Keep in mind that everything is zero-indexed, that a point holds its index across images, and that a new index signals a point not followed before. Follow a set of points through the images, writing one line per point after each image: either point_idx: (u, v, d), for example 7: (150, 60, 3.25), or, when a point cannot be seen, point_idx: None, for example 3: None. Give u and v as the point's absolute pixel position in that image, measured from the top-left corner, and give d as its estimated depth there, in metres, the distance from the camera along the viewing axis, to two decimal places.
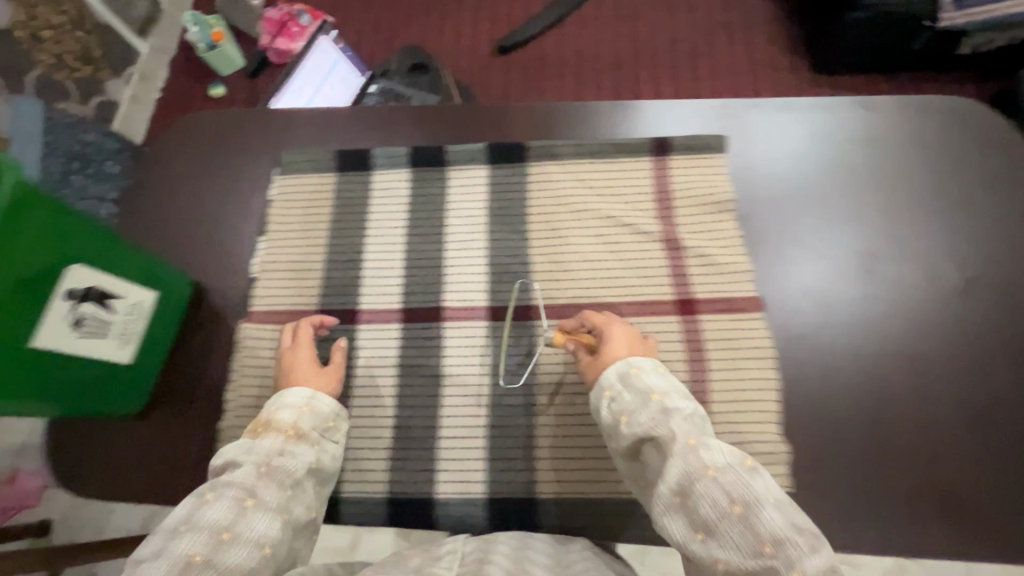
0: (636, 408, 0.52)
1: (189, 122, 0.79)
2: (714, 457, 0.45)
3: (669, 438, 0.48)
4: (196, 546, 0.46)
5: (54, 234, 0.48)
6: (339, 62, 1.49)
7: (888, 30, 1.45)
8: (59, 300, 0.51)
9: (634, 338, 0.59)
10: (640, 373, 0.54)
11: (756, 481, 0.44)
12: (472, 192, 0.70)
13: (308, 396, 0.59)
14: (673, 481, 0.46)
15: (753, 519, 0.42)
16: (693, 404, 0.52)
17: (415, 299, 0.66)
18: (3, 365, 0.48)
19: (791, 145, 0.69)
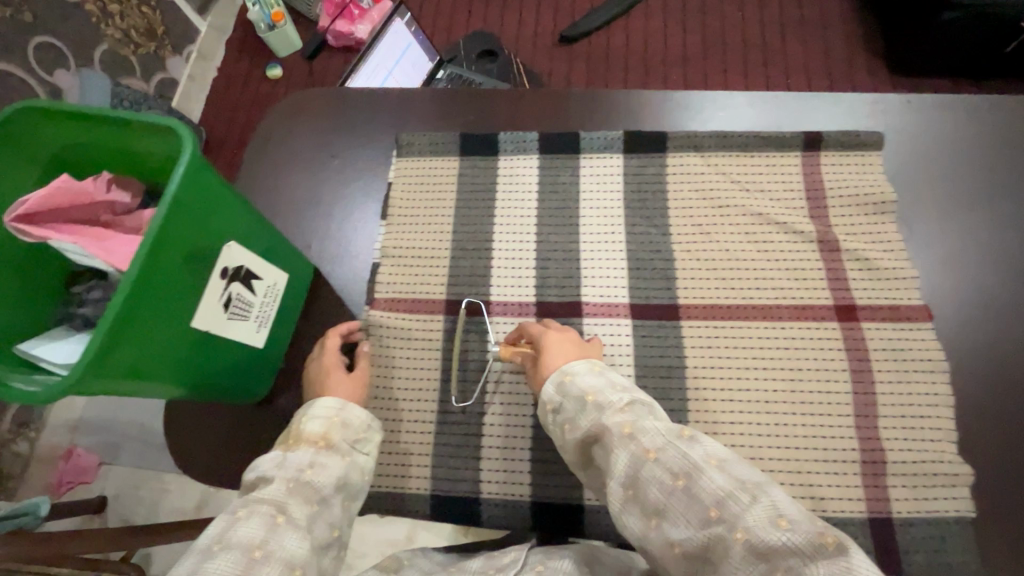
0: (573, 414, 0.49)
1: (298, 98, 0.75)
2: (651, 439, 0.43)
3: (605, 433, 0.46)
4: (226, 567, 0.39)
5: (215, 206, 0.47)
6: (408, 48, 1.31)
7: (985, 34, 1.28)
8: (216, 278, 0.49)
9: (573, 345, 0.54)
10: (571, 378, 0.50)
11: (690, 449, 0.42)
12: (607, 183, 0.67)
13: (336, 405, 0.53)
14: (620, 472, 0.43)
15: (694, 486, 0.40)
16: (632, 394, 0.48)
17: (550, 294, 0.63)
18: (170, 346, 0.45)
19: (955, 145, 0.64)
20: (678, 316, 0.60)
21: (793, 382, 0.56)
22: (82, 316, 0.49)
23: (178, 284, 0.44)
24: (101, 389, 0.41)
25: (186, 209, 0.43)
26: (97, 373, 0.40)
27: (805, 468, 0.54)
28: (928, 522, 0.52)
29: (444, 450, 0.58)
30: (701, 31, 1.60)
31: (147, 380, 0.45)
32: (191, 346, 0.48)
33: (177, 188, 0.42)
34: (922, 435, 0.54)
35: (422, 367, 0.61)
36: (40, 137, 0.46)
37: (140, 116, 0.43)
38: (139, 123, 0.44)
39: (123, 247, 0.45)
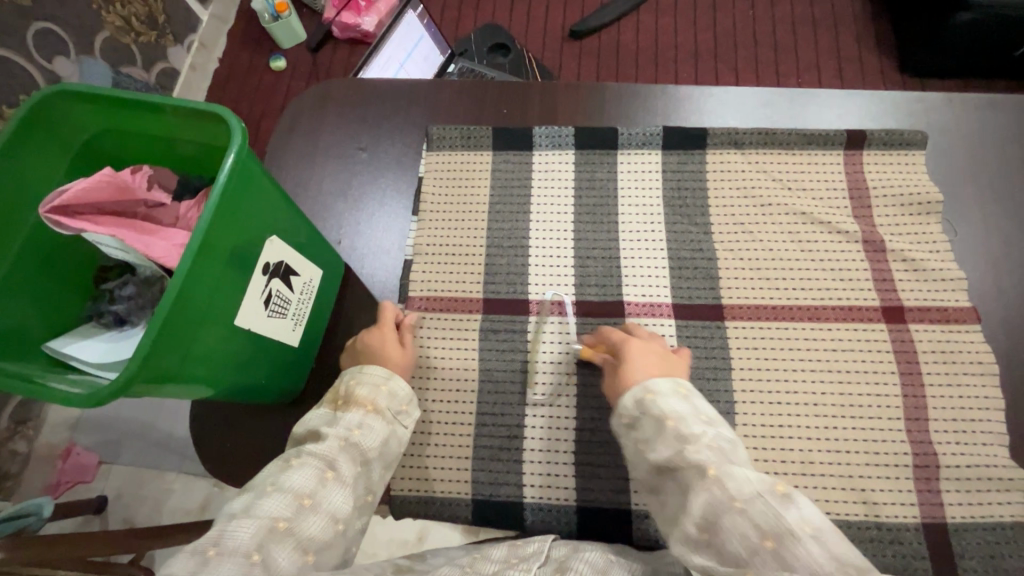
0: (651, 440, 0.46)
1: (325, 93, 0.73)
2: (740, 486, 0.40)
3: (682, 469, 0.43)
4: (279, 509, 0.44)
5: (257, 197, 0.46)
6: (422, 40, 1.28)
7: (997, 35, 1.27)
8: (258, 274, 0.48)
9: (656, 356, 0.52)
10: (655, 397, 0.47)
11: (787, 512, 0.38)
12: (646, 179, 0.65)
13: (385, 374, 0.54)
14: (696, 514, 0.41)
15: (785, 553, 0.37)
16: (718, 429, 0.45)
17: (590, 293, 0.61)
18: (212, 342, 0.45)
19: (993, 148, 0.64)
20: (723, 317, 0.59)
21: (840, 384, 0.55)
22: (114, 313, 0.47)
23: (223, 280, 0.43)
24: (146, 387, 0.40)
25: (230, 200, 0.42)
26: (144, 370, 0.39)
27: (856, 472, 0.53)
28: (982, 526, 0.51)
29: (483, 453, 0.57)
30: (714, 28, 1.59)
31: (189, 376, 0.44)
32: (232, 343, 0.47)
33: (226, 181, 0.41)
34: (973, 439, 0.53)
35: (458, 368, 0.59)
36: (84, 121, 0.46)
37: (185, 104, 0.42)
38: (183, 111, 0.43)
39: (160, 242, 0.43)
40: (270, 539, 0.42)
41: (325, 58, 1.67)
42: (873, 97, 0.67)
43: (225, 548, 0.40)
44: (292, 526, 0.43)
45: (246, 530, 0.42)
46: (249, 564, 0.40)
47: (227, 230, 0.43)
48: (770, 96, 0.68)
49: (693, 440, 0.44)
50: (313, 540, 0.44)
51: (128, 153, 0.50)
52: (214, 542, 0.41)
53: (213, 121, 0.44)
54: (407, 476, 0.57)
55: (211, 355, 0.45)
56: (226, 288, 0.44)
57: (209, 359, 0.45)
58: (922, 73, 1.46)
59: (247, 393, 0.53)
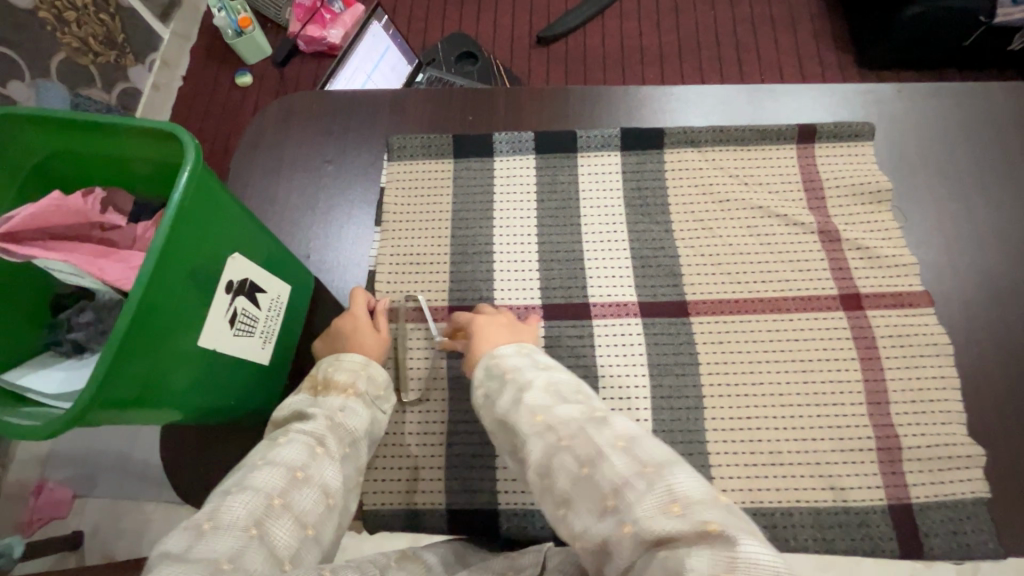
0: (496, 395, 0.47)
1: (286, 109, 0.73)
2: (563, 424, 0.41)
3: (581, 425, 0.41)
4: (272, 484, 0.43)
5: (217, 214, 0.44)
6: (388, 51, 1.28)
7: (946, 26, 1.32)
8: (222, 293, 0.46)
9: (502, 327, 0.54)
10: (497, 360, 0.50)
11: (598, 434, 0.40)
12: (606, 180, 0.66)
13: (362, 359, 0.55)
14: (591, 461, 0.38)
15: (597, 478, 0.37)
16: (552, 377, 0.47)
17: (557, 295, 0.61)
18: (176, 366, 0.43)
19: (936, 137, 0.66)
20: (688, 313, 0.59)
21: (805, 372, 0.56)
22: (72, 341, 0.46)
23: (183, 302, 0.42)
24: (106, 416, 0.39)
25: (186, 219, 0.41)
26: (102, 398, 0.37)
27: (824, 458, 0.54)
28: (947, 505, 0.52)
29: (458, 461, 0.56)
30: (676, 30, 1.62)
31: (152, 403, 0.42)
32: (195, 366, 0.45)
33: (181, 200, 0.40)
34: (933, 419, 0.55)
35: (431, 377, 0.59)
36: (28, 144, 0.43)
37: (135, 122, 0.41)
38: (132, 130, 0.42)
39: (117, 266, 0.42)
40: (266, 515, 0.41)
41: (291, 72, 1.65)
42: (823, 91, 0.69)
43: (221, 522, 0.40)
44: (285, 500, 0.43)
45: (242, 505, 0.41)
46: (247, 537, 0.39)
47: (184, 249, 0.41)
48: (727, 93, 0.70)
49: (593, 402, 0.42)
50: (308, 513, 0.44)
51: (79, 175, 0.47)
52: (208, 516, 0.40)
53: (166, 140, 0.42)
54: (380, 489, 0.56)
55: (177, 379, 0.44)
56: (186, 309, 0.42)
57: (173, 384, 0.44)
58: (880, 66, 1.50)
59: (215, 415, 0.51)
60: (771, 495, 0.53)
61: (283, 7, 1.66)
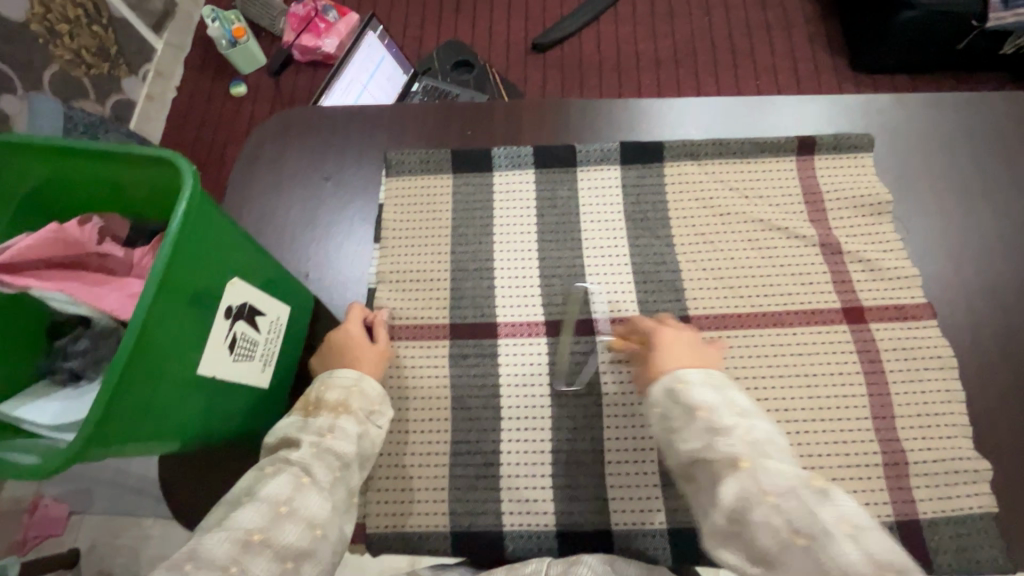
0: (678, 427, 0.45)
1: (283, 124, 0.72)
2: (773, 480, 0.39)
3: (715, 462, 0.42)
4: (254, 520, 0.42)
5: (216, 239, 0.44)
6: (383, 60, 1.28)
7: (939, 30, 1.33)
8: (220, 318, 0.46)
9: (690, 348, 0.51)
10: (682, 387, 0.47)
11: (823, 509, 0.37)
12: (606, 194, 0.65)
13: (354, 376, 0.54)
14: (726, 506, 0.40)
15: (821, 549, 0.35)
16: (752, 422, 0.44)
17: (559, 312, 0.61)
18: (175, 395, 0.42)
19: (935, 146, 0.66)
20: (691, 328, 0.59)
21: (809, 387, 0.56)
22: (68, 369, 0.45)
23: (183, 330, 0.41)
24: (103, 451, 0.38)
25: (185, 246, 0.40)
26: (101, 432, 0.36)
27: (830, 475, 0.53)
28: (954, 520, 0.52)
29: (461, 483, 0.55)
30: (671, 36, 1.62)
31: (152, 433, 0.42)
32: (195, 394, 0.45)
33: (178, 229, 0.39)
34: (939, 433, 0.54)
35: (432, 397, 0.58)
36: (24, 173, 0.42)
37: (134, 150, 0.40)
38: (131, 157, 0.41)
39: (114, 294, 0.41)
40: (246, 552, 0.40)
41: (286, 82, 1.65)
42: (821, 101, 0.69)
43: (201, 562, 0.38)
44: (267, 536, 0.41)
45: (220, 543, 0.39)
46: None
47: (183, 277, 0.41)
48: (726, 105, 0.69)
49: (725, 432, 0.43)
50: (292, 547, 0.42)
51: (77, 202, 0.47)
52: (188, 556, 0.38)
53: (164, 166, 0.41)
54: (388, 512, 0.55)
55: (176, 409, 0.43)
56: (185, 337, 0.42)
57: (173, 413, 0.43)
58: (874, 70, 1.51)
59: (215, 440, 0.51)
60: None
61: (276, 17, 1.65)
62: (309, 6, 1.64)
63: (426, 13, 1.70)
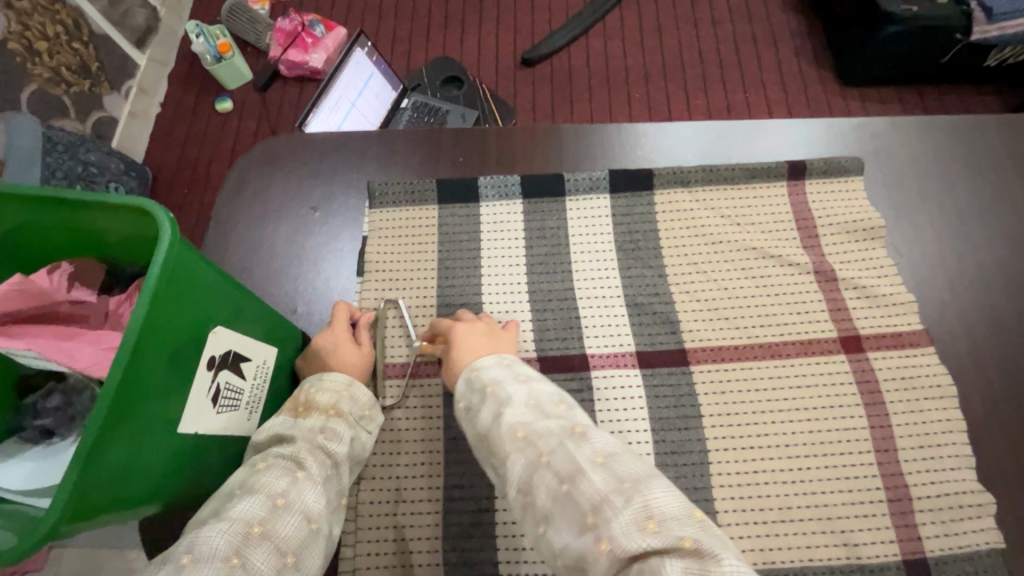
0: (477, 409, 0.49)
1: (266, 153, 0.70)
2: (548, 441, 0.44)
3: (501, 433, 0.46)
4: (252, 512, 0.41)
5: (195, 287, 0.41)
6: (371, 77, 1.26)
7: (923, 43, 1.34)
8: (203, 369, 0.44)
9: (480, 335, 0.55)
10: (477, 373, 0.51)
11: (575, 448, 0.43)
12: (596, 223, 0.64)
13: (345, 381, 0.53)
14: (516, 479, 0.44)
15: (579, 496, 0.41)
16: (531, 387, 0.49)
17: (551, 346, 0.59)
18: (156, 456, 0.40)
19: (925, 171, 0.66)
20: (687, 361, 0.58)
21: (810, 421, 0.55)
22: (39, 427, 0.42)
23: (162, 387, 0.39)
24: (80, 525, 0.35)
25: (164, 298, 0.38)
26: (77, 506, 0.34)
27: (835, 514, 0.52)
28: (963, 558, 0.50)
29: (455, 529, 0.53)
30: (660, 49, 1.63)
31: (132, 499, 0.39)
32: (178, 452, 0.42)
33: (156, 285, 0.37)
34: (942, 465, 0.53)
35: (424, 439, 0.56)
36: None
37: (105, 199, 0.38)
38: (105, 205, 0.39)
39: (85, 348, 0.39)
40: (246, 543, 0.39)
41: (272, 98, 1.62)
42: (812, 126, 0.69)
43: (200, 554, 0.38)
44: (264, 529, 0.41)
45: (219, 535, 0.39)
46: (229, 568, 0.38)
47: (163, 329, 0.38)
48: (718, 129, 0.69)
49: (507, 400, 0.48)
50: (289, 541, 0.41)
51: (44, 250, 0.44)
52: (187, 548, 0.38)
53: (139, 214, 0.39)
54: (377, 564, 0.53)
55: (154, 470, 0.40)
56: (166, 392, 0.39)
57: (154, 475, 0.40)
58: (860, 83, 1.52)
59: (196, 496, 0.48)
60: (785, 556, 0.51)
61: (261, 33, 1.63)
62: (295, 22, 1.62)
63: (414, 28, 1.69)
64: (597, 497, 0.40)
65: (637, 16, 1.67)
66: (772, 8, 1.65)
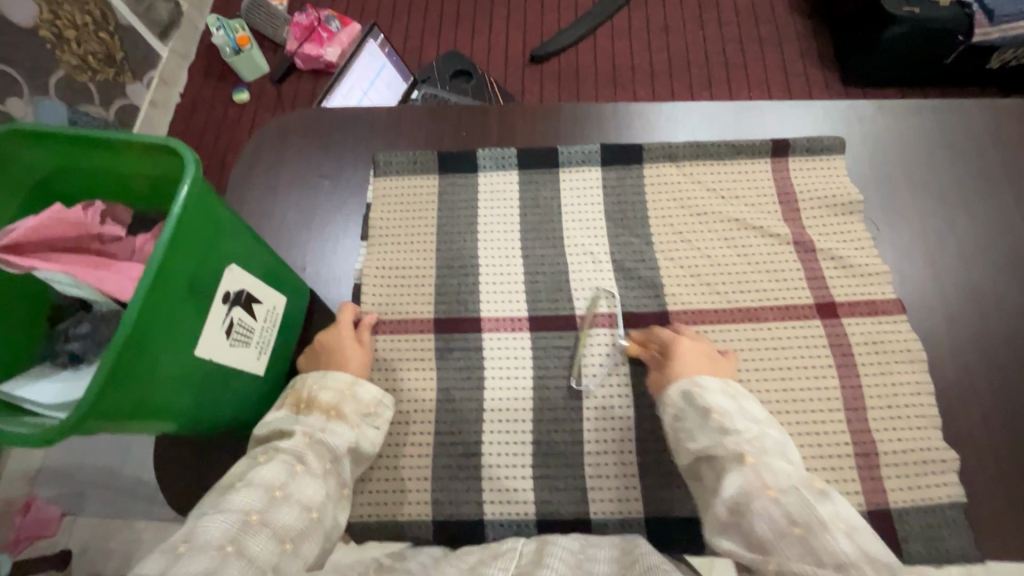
0: (693, 428, 0.49)
1: (281, 127, 0.75)
2: (776, 477, 0.44)
3: (722, 455, 0.47)
4: (271, 479, 0.46)
5: (215, 226, 0.46)
6: (384, 68, 1.31)
7: (926, 44, 1.36)
8: (218, 303, 0.48)
9: (702, 356, 0.55)
10: (702, 392, 0.50)
11: (821, 506, 0.42)
12: (587, 195, 0.67)
13: (347, 380, 0.56)
14: (726, 498, 0.44)
15: (813, 538, 0.41)
16: (765, 429, 0.48)
17: (541, 306, 0.63)
18: (174, 375, 0.44)
19: (905, 153, 0.69)
20: (669, 323, 0.61)
21: (784, 380, 0.58)
22: (69, 351, 0.47)
23: (183, 312, 0.43)
24: (103, 424, 0.40)
25: (187, 229, 0.42)
26: (102, 404, 0.38)
27: (804, 465, 0.55)
28: (923, 509, 0.53)
29: (444, 472, 0.57)
30: (666, 49, 1.66)
31: (151, 411, 0.43)
32: (194, 375, 0.46)
33: (181, 213, 0.41)
34: (909, 424, 0.56)
35: (417, 388, 0.60)
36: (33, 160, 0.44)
37: (139, 137, 0.42)
38: (138, 144, 0.43)
39: (115, 276, 0.43)
40: (243, 531, 0.42)
41: (288, 89, 1.68)
42: (799, 108, 0.72)
43: (195, 544, 0.40)
44: (263, 518, 0.44)
45: (217, 526, 0.42)
46: (222, 555, 0.40)
47: (185, 259, 0.43)
48: (710, 110, 0.72)
49: (735, 432, 0.47)
50: (289, 529, 0.44)
51: (82, 191, 0.49)
52: (184, 539, 0.41)
53: (167, 153, 0.43)
54: (370, 501, 0.57)
55: (170, 388, 0.44)
56: (187, 318, 0.44)
57: (172, 393, 0.45)
58: (863, 85, 1.55)
59: (206, 425, 0.52)
60: None
61: (279, 26, 1.69)
62: (312, 16, 1.68)
63: (426, 24, 1.74)
64: (833, 557, 0.39)
65: (645, 15, 1.71)
66: (779, 9, 1.68)
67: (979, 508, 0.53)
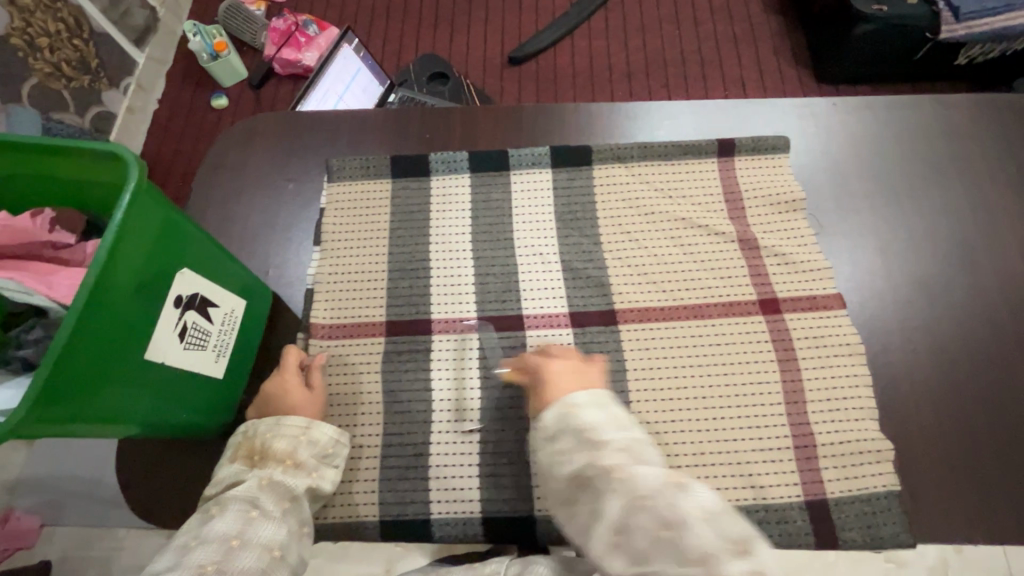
0: (568, 451, 0.45)
1: (239, 134, 0.75)
2: (645, 485, 0.40)
3: (592, 477, 0.43)
4: (228, 527, 0.46)
5: (163, 230, 0.47)
6: (358, 72, 1.31)
7: (895, 41, 1.38)
8: (169, 307, 0.48)
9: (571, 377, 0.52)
10: (575, 411, 0.46)
11: (682, 501, 0.39)
12: (537, 196, 0.68)
13: (302, 425, 0.54)
14: (612, 517, 0.40)
15: (683, 541, 0.37)
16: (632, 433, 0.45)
17: (491, 307, 0.64)
18: (121, 377, 0.45)
19: (847, 150, 0.70)
20: (615, 321, 0.62)
21: (728, 374, 0.59)
22: (21, 358, 0.47)
23: (129, 315, 0.44)
24: (46, 427, 0.40)
25: (131, 233, 0.43)
26: (43, 406, 0.39)
27: (745, 457, 0.56)
28: (861, 498, 0.55)
29: (392, 473, 0.58)
30: (643, 49, 1.68)
31: (98, 414, 0.44)
32: (144, 379, 0.47)
33: (125, 218, 0.42)
34: (849, 415, 0.57)
35: (367, 391, 0.61)
36: None
37: (82, 143, 0.43)
38: (81, 152, 0.44)
39: (64, 280, 0.44)
40: None
41: (264, 94, 1.69)
42: (747, 108, 0.73)
43: None
44: (220, 569, 0.43)
45: None
46: None
47: (129, 261, 0.43)
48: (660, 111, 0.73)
49: (602, 446, 0.44)
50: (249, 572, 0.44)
51: (34, 198, 0.49)
52: None
53: (111, 160, 0.44)
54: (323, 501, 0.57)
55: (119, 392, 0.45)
56: (133, 321, 0.44)
57: (119, 396, 0.45)
58: (836, 82, 1.56)
59: (160, 430, 0.52)
60: None
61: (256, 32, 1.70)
62: (289, 21, 1.68)
63: (403, 28, 1.75)
64: (700, 551, 0.37)
65: (621, 16, 1.72)
66: (753, 9, 1.69)
67: (909, 494, 0.55)
